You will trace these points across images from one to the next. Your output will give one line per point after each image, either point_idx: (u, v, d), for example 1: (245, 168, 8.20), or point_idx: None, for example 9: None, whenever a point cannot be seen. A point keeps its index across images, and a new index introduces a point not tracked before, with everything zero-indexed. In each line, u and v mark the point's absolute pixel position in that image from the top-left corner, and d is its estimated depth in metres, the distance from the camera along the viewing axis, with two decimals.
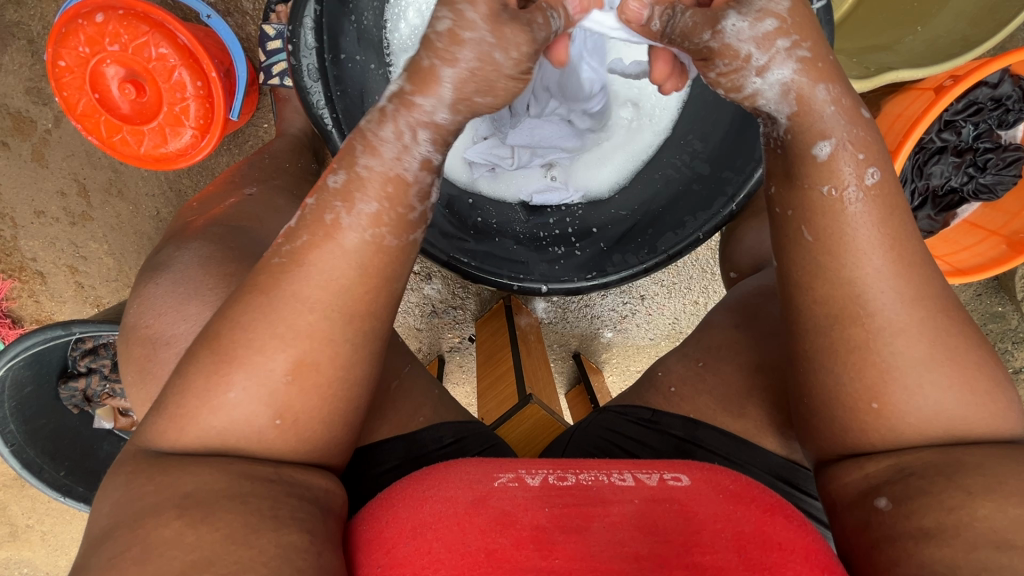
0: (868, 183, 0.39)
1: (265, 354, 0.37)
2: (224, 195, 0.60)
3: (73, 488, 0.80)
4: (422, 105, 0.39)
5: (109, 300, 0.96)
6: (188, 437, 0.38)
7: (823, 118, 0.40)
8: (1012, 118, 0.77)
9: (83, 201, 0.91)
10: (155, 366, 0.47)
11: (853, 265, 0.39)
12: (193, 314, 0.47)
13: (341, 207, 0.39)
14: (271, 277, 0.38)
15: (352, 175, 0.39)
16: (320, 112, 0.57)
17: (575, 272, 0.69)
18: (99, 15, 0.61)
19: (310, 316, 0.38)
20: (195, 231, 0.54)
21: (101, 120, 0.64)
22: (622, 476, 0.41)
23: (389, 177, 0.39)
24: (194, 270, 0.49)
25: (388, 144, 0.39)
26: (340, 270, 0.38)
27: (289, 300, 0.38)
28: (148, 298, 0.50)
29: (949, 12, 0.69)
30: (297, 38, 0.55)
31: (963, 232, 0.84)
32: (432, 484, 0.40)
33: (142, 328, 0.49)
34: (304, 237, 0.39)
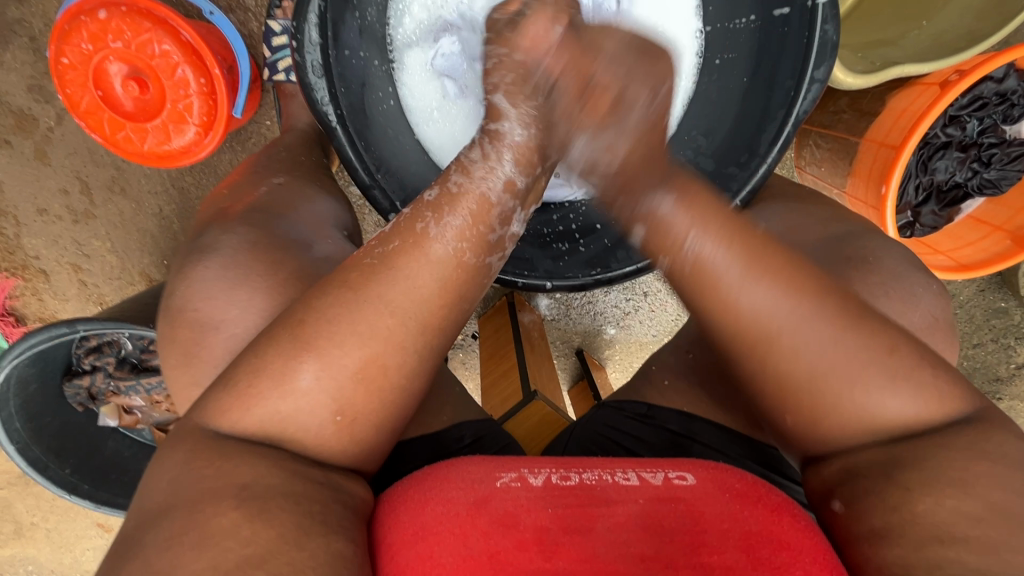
0: (690, 245, 0.43)
1: (315, 353, 0.38)
2: (257, 182, 0.58)
3: (79, 486, 0.80)
4: (507, 134, 0.45)
5: (112, 298, 0.96)
6: (251, 418, 0.38)
7: (655, 210, 0.43)
8: (1017, 113, 0.77)
9: (87, 199, 0.90)
10: (202, 350, 0.47)
11: (721, 314, 0.43)
12: (245, 301, 0.47)
13: (431, 217, 0.41)
14: (360, 276, 0.39)
15: (445, 191, 0.42)
16: (325, 109, 0.57)
17: (580, 269, 0.70)
18: (102, 12, 0.60)
19: (390, 320, 0.39)
20: (239, 217, 0.52)
21: (105, 117, 0.64)
22: (626, 475, 0.41)
23: (479, 197, 0.42)
24: (245, 256, 0.49)
25: (478, 166, 0.43)
26: (424, 282, 0.40)
27: (376, 303, 0.39)
28: (195, 280, 0.49)
29: (954, 6, 0.69)
30: (301, 34, 0.54)
31: (967, 227, 0.83)
32: (434, 485, 0.40)
33: (189, 311, 0.48)
34: (395, 242, 0.40)
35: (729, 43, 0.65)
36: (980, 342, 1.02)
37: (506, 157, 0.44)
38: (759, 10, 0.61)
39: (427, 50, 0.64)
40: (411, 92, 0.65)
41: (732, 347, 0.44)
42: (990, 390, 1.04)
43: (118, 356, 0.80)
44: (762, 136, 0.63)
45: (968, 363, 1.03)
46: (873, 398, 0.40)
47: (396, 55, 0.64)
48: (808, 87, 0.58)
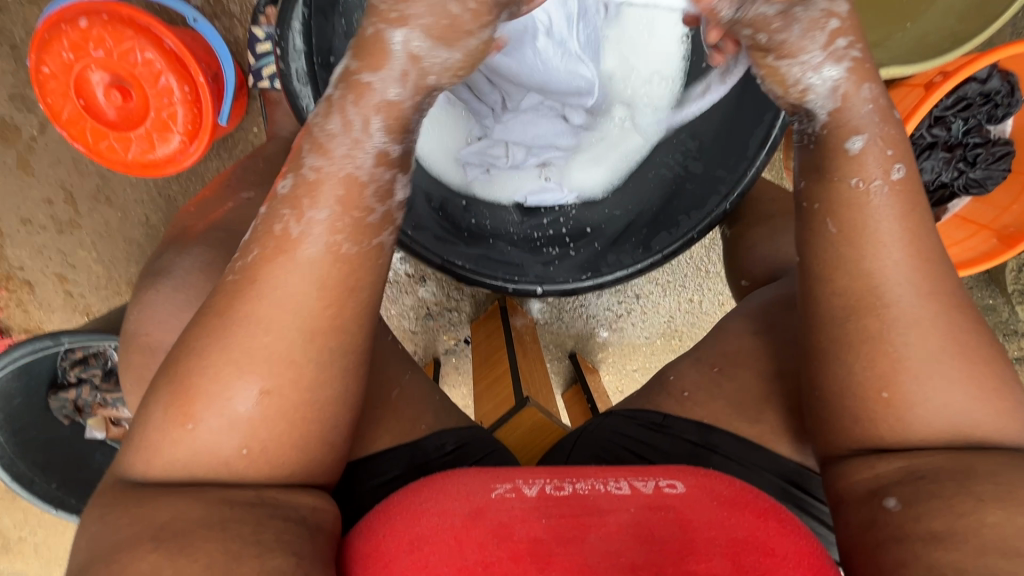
0: (894, 178, 0.40)
1: (240, 382, 0.38)
2: (226, 199, 0.55)
3: (66, 500, 0.79)
4: (373, 83, 0.39)
5: (99, 308, 0.95)
6: (155, 470, 0.38)
7: (858, 115, 0.40)
8: (1001, 113, 0.78)
9: (71, 209, 0.89)
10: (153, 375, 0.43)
11: (872, 256, 0.40)
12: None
13: (293, 218, 0.38)
14: (228, 301, 0.38)
15: (299, 180, 0.39)
16: (311, 116, 0.55)
17: (571, 273, 0.70)
18: (82, 20, 0.59)
19: (264, 337, 0.38)
20: (203, 233, 0.51)
21: (87, 126, 0.63)
22: (619, 484, 0.41)
23: (344, 179, 0.39)
24: (196, 276, 0.46)
25: (340, 139, 0.39)
26: (298, 294, 0.38)
27: (247, 320, 0.38)
28: (148, 304, 0.46)
29: (937, 9, 0.69)
30: (285, 41, 0.54)
31: (955, 226, 0.85)
32: (428, 496, 0.40)
33: (144, 335, 0.46)
34: (255, 252, 0.39)
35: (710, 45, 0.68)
36: None
37: (374, 123, 0.39)
38: None
39: None
40: None
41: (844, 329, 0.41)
42: None
43: (104, 368, 0.78)
44: (750, 140, 0.64)
45: None
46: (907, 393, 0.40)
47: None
48: None
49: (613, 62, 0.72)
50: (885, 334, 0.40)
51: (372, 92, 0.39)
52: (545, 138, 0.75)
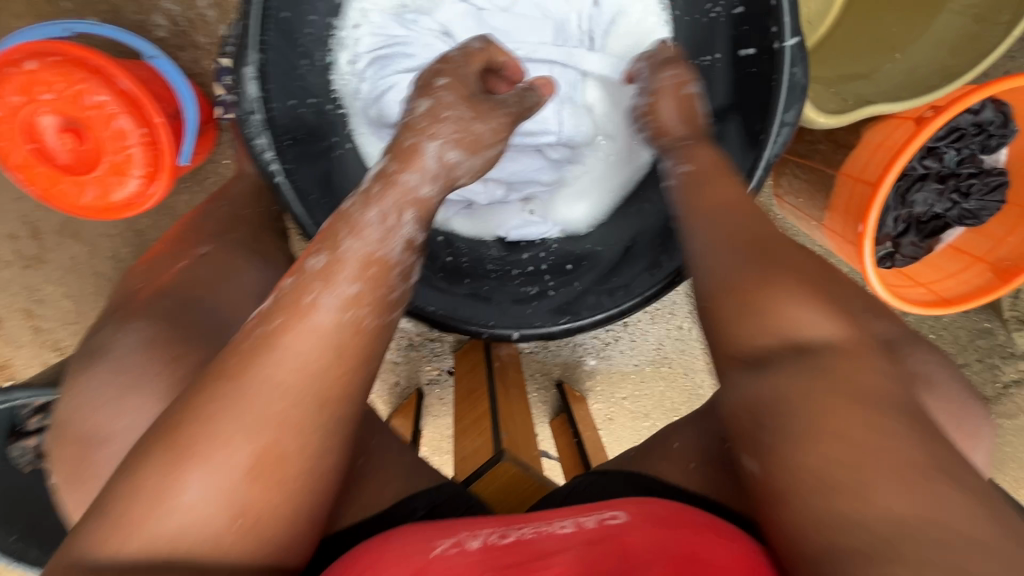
0: (681, 170, 0.53)
1: (226, 446, 0.34)
2: (175, 258, 0.52)
3: (26, 552, 0.75)
4: (408, 179, 0.44)
5: (69, 344, 0.92)
6: (133, 545, 0.33)
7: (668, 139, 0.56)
8: (994, 144, 0.76)
9: (37, 244, 0.86)
10: (91, 467, 0.42)
11: (697, 224, 0.48)
12: (137, 405, 0.43)
13: (320, 287, 0.38)
14: (240, 362, 0.36)
15: (333, 258, 0.39)
16: (268, 164, 0.53)
17: (549, 316, 0.67)
18: (30, 62, 0.57)
19: (280, 403, 0.35)
20: (144, 302, 0.48)
21: (40, 171, 0.60)
22: (562, 524, 0.42)
23: (371, 259, 0.40)
24: (138, 356, 0.44)
25: (376, 227, 0.41)
26: (314, 355, 0.37)
27: (261, 384, 0.35)
28: (80, 392, 0.44)
29: (927, 40, 0.66)
30: (240, 90, 0.51)
31: (946, 257, 0.82)
32: (372, 561, 0.40)
33: (75, 425, 0.43)
34: (277, 319, 0.37)
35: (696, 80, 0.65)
36: (966, 363, 1.00)
37: (408, 217, 0.43)
38: (722, 48, 0.62)
39: (372, 91, 0.63)
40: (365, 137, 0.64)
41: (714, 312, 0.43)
42: None
43: None
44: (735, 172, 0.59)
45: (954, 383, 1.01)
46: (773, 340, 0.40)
47: (342, 90, 0.62)
48: (778, 130, 0.56)
49: (596, 91, 0.68)
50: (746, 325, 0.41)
51: (409, 188, 0.43)
52: (527, 172, 0.72)
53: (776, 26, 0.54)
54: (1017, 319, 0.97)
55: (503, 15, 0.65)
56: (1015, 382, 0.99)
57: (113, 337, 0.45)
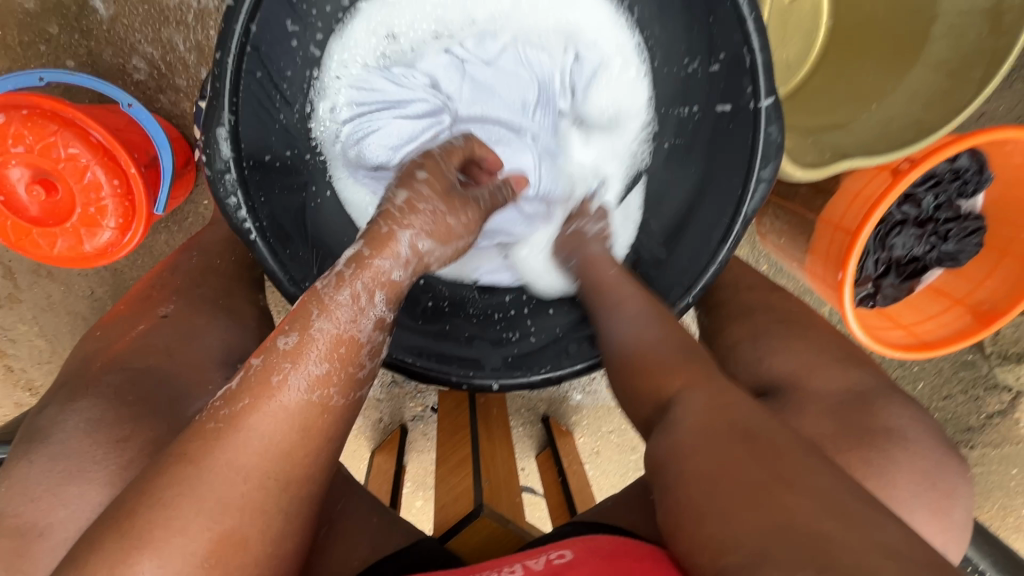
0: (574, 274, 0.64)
1: (181, 535, 0.34)
2: (136, 320, 0.51)
3: None
4: (382, 266, 0.42)
5: (41, 383, 0.90)
6: None
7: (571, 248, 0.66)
8: (971, 190, 0.76)
9: (10, 283, 0.85)
10: (24, 563, 0.39)
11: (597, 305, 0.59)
12: (77, 494, 0.41)
13: (288, 367, 0.38)
14: (201, 446, 0.36)
15: (304, 337, 0.39)
16: (244, 224, 0.53)
17: (528, 365, 0.66)
18: (0, 116, 0.56)
19: (243, 488, 0.36)
20: (104, 371, 0.47)
21: (8, 223, 0.59)
22: (511, 569, 0.45)
23: (343, 337, 0.40)
24: (83, 439, 0.42)
25: (346, 306, 0.40)
26: (280, 435, 0.37)
27: (221, 469, 0.36)
28: (19, 481, 0.42)
29: (902, 92, 0.67)
30: (212, 150, 0.50)
31: (927, 298, 0.83)
32: None
33: (10, 515, 0.40)
34: (244, 399, 0.38)
35: (675, 129, 0.64)
36: (950, 395, 1.01)
37: (379, 297, 0.42)
38: (700, 101, 0.60)
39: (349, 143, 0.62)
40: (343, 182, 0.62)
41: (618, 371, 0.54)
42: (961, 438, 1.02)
43: None
44: (716, 229, 0.60)
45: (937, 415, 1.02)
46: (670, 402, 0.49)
47: (324, 139, 0.61)
48: (755, 186, 0.57)
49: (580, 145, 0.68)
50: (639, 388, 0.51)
51: (381, 272, 0.42)
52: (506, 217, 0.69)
53: (752, 87, 0.54)
54: (1000, 354, 0.98)
55: (486, 68, 0.64)
56: (999, 413, 0.99)
57: (55, 421, 0.44)
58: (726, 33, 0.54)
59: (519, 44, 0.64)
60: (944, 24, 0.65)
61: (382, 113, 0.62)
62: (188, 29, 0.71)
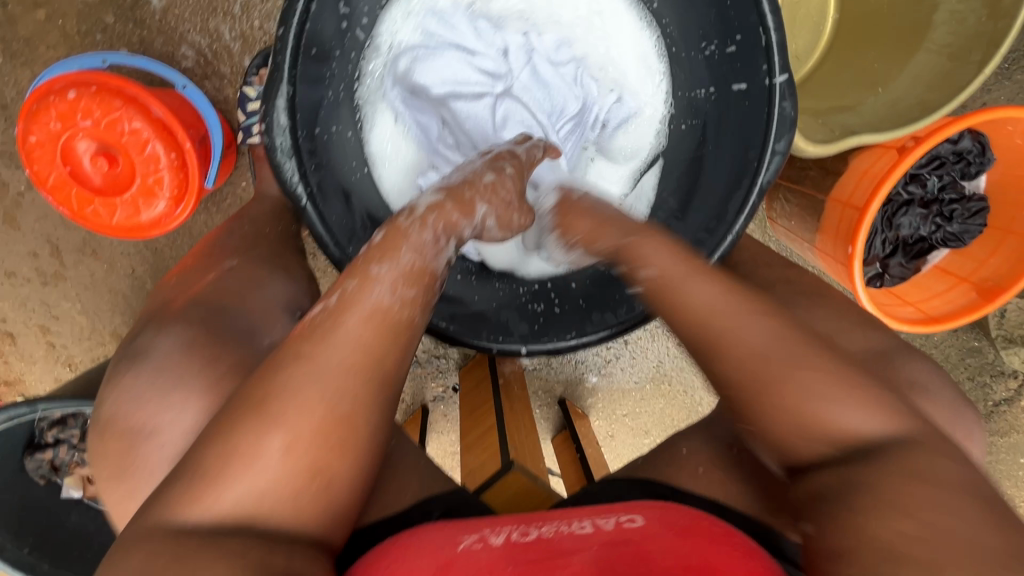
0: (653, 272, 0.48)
1: (303, 409, 0.37)
2: (207, 270, 0.55)
3: (38, 565, 0.76)
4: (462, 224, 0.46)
5: (81, 359, 0.94)
6: (223, 504, 0.35)
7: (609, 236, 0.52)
8: (974, 171, 0.80)
9: (56, 262, 0.89)
10: (137, 461, 0.45)
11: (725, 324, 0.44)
12: (182, 402, 0.46)
13: (380, 287, 0.40)
14: (314, 338, 0.39)
15: (394, 266, 0.42)
16: (295, 188, 0.57)
17: (554, 333, 0.70)
18: (70, 92, 0.60)
19: (351, 377, 0.38)
20: (179, 311, 0.51)
21: (72, 193, 0.63)
22: (581, 525, 0.44)
23: (425, 269, 0.43)
24: (179, 357, 0.47)
25: (428, 245, 0.44)
26: (375, 338, 0.39)
27: (335, 362, 0.38)
28: (124, 389, 0.47)
29: (907, 75, 0.71)
30: (271, 118, 0.54)
31: (934, 278, 0.86)
32: (399, 556, 0.43)
33: (121, 420, 0.46)
34: (342, 312, 0.40)
35: (693, 112, 0.68)
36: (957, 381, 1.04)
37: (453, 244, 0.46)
38: (717, 83, 0.64)
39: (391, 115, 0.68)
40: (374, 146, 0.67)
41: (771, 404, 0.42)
42: None
43: (83, 428, 0.77)
44: (728, 203, 0.63)
45: None
46: (822, 425, 0.41)
47: (367, 92, 0.66)
48: (770, 158, 0.59)
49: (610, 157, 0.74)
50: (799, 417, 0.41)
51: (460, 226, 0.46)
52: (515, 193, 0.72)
53: (767, 64, 0.58)
54: (1005, 337, 0.99)
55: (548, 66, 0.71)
56: (1003, 402, 1.03)
57: (151, 342, 0.48)
58: (743, 14, 0.58)
59: (582, 61, 0.72)
60: (944, 11, 0.69)
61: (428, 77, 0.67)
62: (235, 19, 0.77)
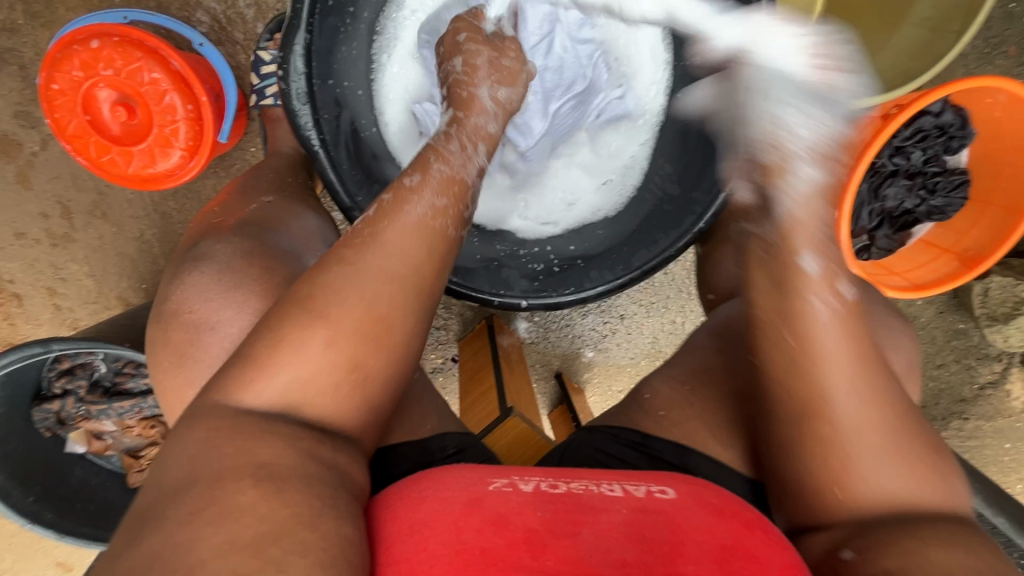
0: (845, 301, 0.45)
1: (343, 311, 0.40)
2: (246, 201, 0.63)
3: (41, 514, 0.76)
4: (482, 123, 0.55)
5: (86, 322, 0.96)
6: (269, 390, 0.39)
7: (808, 240, 0.47)
8: (955, 145, 0.83)
9: (66, 223, 0.91)
10: (197, 350, 0.50)
11: (815, 372, 0.44)
12: (240, 304, 0.51)
13: (416, 199, 0.45)
14: (354, 251, 0.42)
15: (426, 177, 0.47)
16: (308, 134, 0.60)
17: (554, 287, 0.72)
18: (95, 42, 0.63)
19: (394, 288, 0.42)
20: (230, 229, 0.58)
21: (91, 140, 0.66)
22: (611, 487, 0.42)
23: (452, 179, 0.48)
24: (237, 262, 0.53)
25: (458, 157, 0.50)
26: (410, 249, 0.43)
27: (380, 274, 0.42)
28: (192, 284, 0.53)
29: (892, 47, 0.75)
30: (287, 63, 0.58)
31: (919, 250, 0.89)
32: (429, 485, 0.42)
33: (184, 313, 0.52)
34: (381, 222, 0.44)
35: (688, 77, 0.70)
36: (943, 363, 1.04)
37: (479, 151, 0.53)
38: None
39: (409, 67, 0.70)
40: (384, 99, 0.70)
41: (810, 443, 0.45)
42: (955, 409, 1.05)
43: (90, 379, 0.81)
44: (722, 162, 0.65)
45: (933, 385, 1.05)
46: (867, 484, 0.43)
47: (391, 29, 0.67)
48: None
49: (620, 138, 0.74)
50: (832, 456, 0.44)
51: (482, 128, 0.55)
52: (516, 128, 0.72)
53: None
54: (988, 315, 0.96)
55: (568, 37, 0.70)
56: (989, 385, 1.02)
57: (212, 248, 0.55)
58: None
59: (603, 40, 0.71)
60: None
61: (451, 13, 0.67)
62: None
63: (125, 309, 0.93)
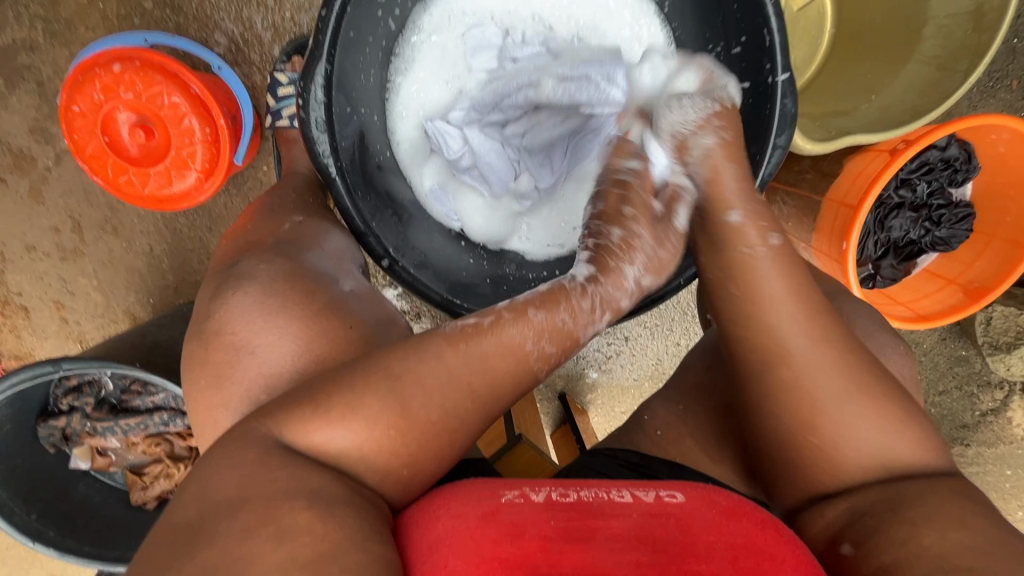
0: (774, 243, 0.50)
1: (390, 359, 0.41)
2: (276, 220, 0.64)
3: (44, 532, 0.74)
4: (618, 294, 0.50)
5: (93, 336, 0.96)
6: (327, 437, 0.40)
7: (728, 198, 0.52)
8: (960, 178, 0.84)
9: (77, 237, 0.91)
10: (235, 372, 0.50)
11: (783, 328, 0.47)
12: (280, 330, 0.51)
13: (518, 324, 0.45)
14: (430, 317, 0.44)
15: (552, 318, 0.46)
16: (325, 161, 0.60)
17: None
18: (116, 65, 0.64)
19: (446, 348, 0.43)
20: (269, 248, 0.58)
21: (109, 161, 0.67)
22: (621, 493, 0.43)
23: (571, 334, 0.47)
24: (280, 284, 0.54)
25: (585, 312, 0.48)
26: (502, 371, 0.44)
27: (461, 359, 0.43)
28: (235, 305, 0.53)
29: (899, 83, 0.76)
30: (308, 93, 0.58)
31: (924, 279, 0.91)
32: (442, 503, 0.41)
33: (227, 334, 0.52)
34: (488, 346, 0.44)
35: None
36: (945, 390, 1.04)
37: (604, 319, 0.50)
38: None
39: (421, 85, 0.71)
40: (397, 124, 0.71)
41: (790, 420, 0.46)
42: (957, 436, 1.05)
43: (97, 397, 0.81)
44: None
45: (934, 411, 1.04)
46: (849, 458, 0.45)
47: (408, 51, 0.69)
48: (771, 152, 0.60)
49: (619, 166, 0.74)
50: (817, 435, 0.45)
51: (618, 298, 0.50)
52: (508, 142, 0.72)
53: (770, 64, 0.59)
54: (991, 343, 0.97)
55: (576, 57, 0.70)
56: (992, 412, 1.02)
57: (254, 268, 0.56)
58: (749, 16, 0.60)
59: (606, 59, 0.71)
60: (935, 25, 0.74)
61: (484, 32, 0.69)
62: (268, 10, 0.81)
63: (133, 324, 0.93)
